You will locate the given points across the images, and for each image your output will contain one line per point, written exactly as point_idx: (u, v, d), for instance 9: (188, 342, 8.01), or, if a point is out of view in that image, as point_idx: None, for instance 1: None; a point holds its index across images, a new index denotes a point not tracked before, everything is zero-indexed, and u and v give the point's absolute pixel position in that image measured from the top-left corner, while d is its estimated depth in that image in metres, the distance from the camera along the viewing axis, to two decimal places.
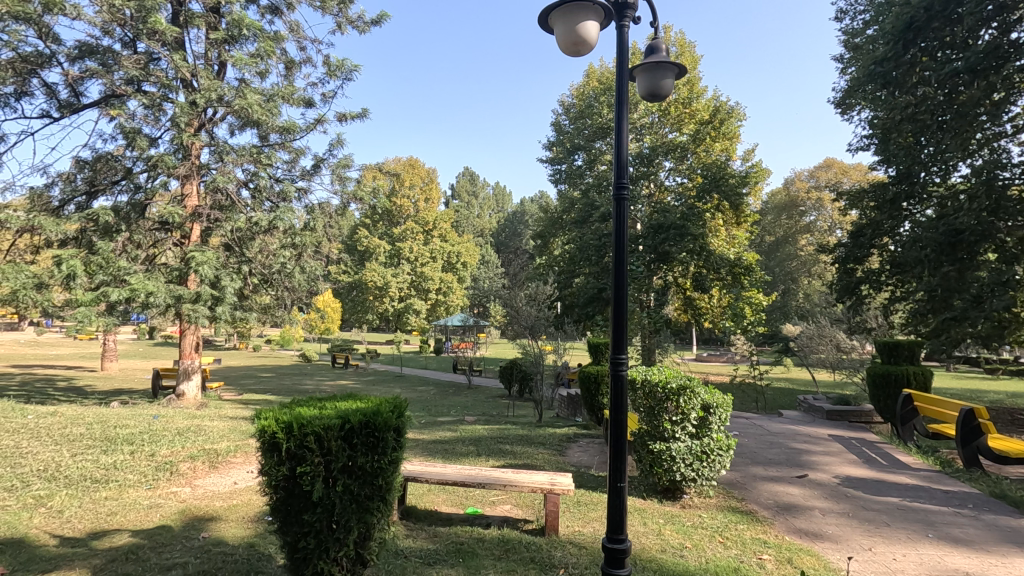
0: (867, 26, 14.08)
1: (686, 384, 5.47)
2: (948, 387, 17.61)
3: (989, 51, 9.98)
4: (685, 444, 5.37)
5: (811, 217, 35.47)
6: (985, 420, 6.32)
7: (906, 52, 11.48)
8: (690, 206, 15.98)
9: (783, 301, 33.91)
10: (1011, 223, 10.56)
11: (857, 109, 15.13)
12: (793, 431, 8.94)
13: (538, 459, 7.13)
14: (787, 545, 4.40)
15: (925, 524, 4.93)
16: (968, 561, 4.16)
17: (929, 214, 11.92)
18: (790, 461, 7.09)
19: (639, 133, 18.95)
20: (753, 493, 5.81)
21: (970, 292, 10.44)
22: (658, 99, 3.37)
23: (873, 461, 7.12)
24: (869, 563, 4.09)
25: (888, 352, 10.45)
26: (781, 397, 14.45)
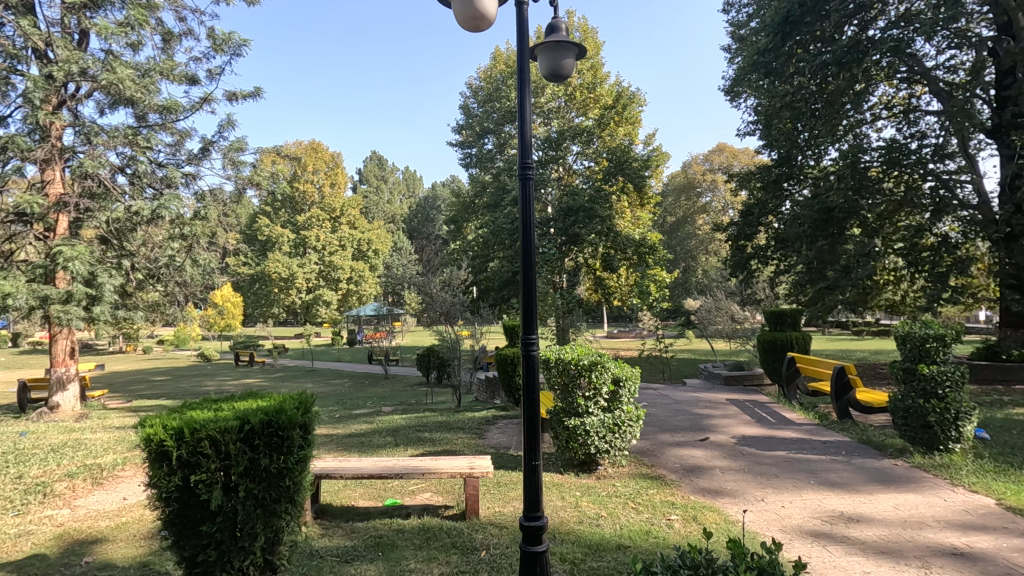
0: (750, 20, 15.11)
1: (597, 360, 5.66)
2: (824, 349, 19.69)
3: (852, 46, 11.06)
4: (597, 417, 5.59)
5: (707, 198, 38.01)
6: (853, 376, 7.12)
7: (784, 44, 12.35)
8: (597, 189, 16.47)
9: (683, 277, 36.24)
10: (872, 201, 11.86)
11: (744, 96, 16.27)
12: (695, 398, 9.58)
13: (457, 444, 7.12)
14: (692, 504, 4.73)
15: (808, 472, 5.48)
16: (843, 502, 4.68)
17: (806, 194, 13.15)
18: (693, 426, 7.60)
19: (546, 117, 19.14)
20: (662, 459, 6.18)
21: (841, 264, 11.67)
22: (559, 79, 3.37)
23: (764, 420, 7.80)
24: (762, 513, 4.49)
25: (774, 320, 11.40)
26: (685, 367, 15.42)
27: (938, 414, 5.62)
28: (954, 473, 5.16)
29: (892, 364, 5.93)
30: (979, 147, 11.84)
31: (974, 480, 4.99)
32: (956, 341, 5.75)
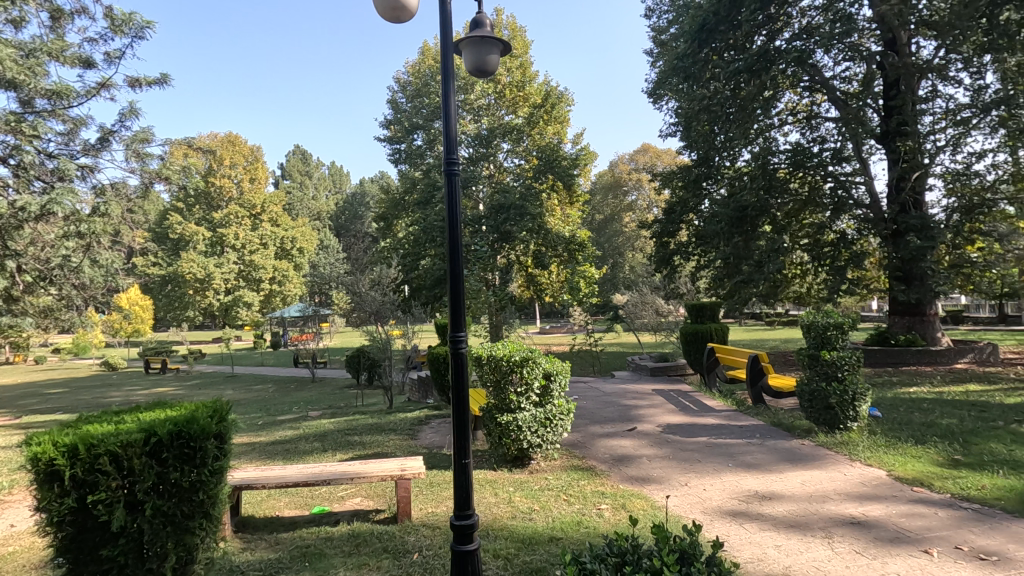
0: (670, 25, 15.76)
1: (529, 355, 5.72)
2: (740, 339, 20.95)
3: (761, 55, 11.80)
4: (530, 412, 5.65)
5: (632, 197, 39.40)
6: (766, 363, 7.62)
7: (701, 50, 12.91)
8: (527, 187, 16.61)
9: (612, 273, 37.37)
10: (780, 200, 12.73)
11: (665, 99, 16.97)
12: (623, 390, 9.91)
13: (389, 446, 6.96)
14: (621, 492, 4.88)
15: (727, 456, 5.81)
16: (758, 482, 4.99)
17: (722, 193, 13.92)
18: (622, 416, 7.86)
19: (476, 114, 19.03)
20: (592, 450, 6.34)
21: (754, 259, 12.46)
22: (484, 75, 3.35)
23: (687, 408, 8.19)
24: (685, 496, 4.71)
25: (696, 313, 11.97)
26: (614, 360, 15.91)
27: (840, 395, 6.11)
28: (853, 450, 5.64)
29: (799, 351, 6.38)
30: (870, 151, 13.01)
31: (869, 455, 5.48)
32: (852, 328, 6.29)
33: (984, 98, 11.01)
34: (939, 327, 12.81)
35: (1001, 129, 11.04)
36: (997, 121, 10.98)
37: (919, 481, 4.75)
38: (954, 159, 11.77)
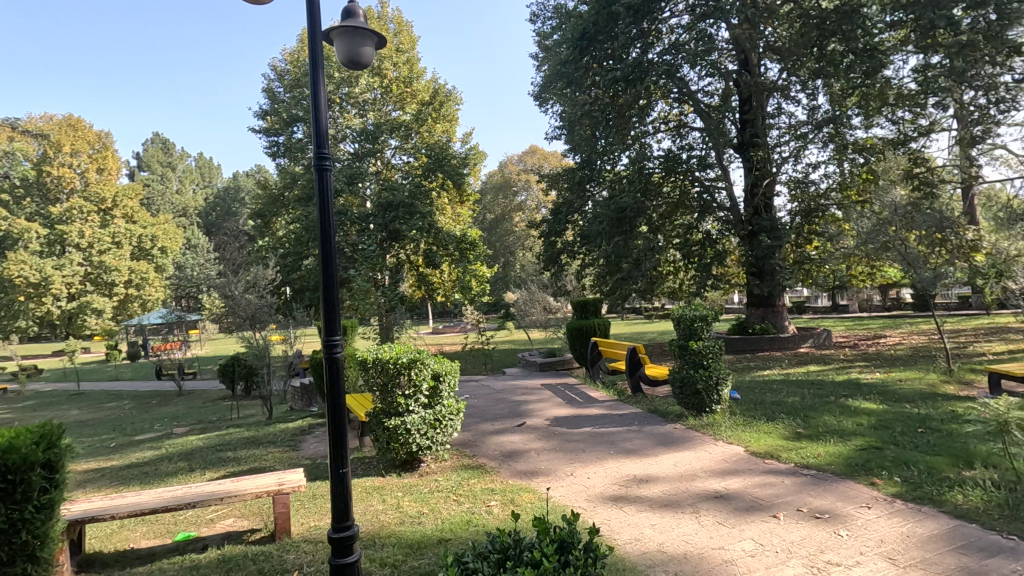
0: (553, 32, 16.30)
1: (417, 356, 5.59)
2: (622, 333, 22.28)
3: (636, 66, 12.59)
4: (418, 415, 5.54)
5: (522, 197, 40.35)
6: (643, 354, 8.15)
7: (582, 58, 13.52)
8: (416, 184, 16.29)
9: (503, 272, 37.97)
10: (655, 203, 13.71)
11: (550, 103, 17.55)
12: (513, 386, 10.10)
13: (267, 459, 6.49)
14: (510, 488, 4.96)
15: (609, 444, 6.13)
16: (636, 466, 5.33)
17: (604, 195, 14.70)
18: (512, 412, 8.00)
19: (362, 109, 18.17)
20: (482, 448, 6.38)
21: (633, 257, 13.38)
22: (359, 67, 3.22)
23: (573, 401, 8.54)
24: (570, 486, 4.89)
25: (581, 309, 12.51)
26: (505, 357, 16.17)
27: (705, 381, 6.71)
28: (717, 430, 6.22)
29: (671, 342, 6.92)
30: (729, 160, 14.42)
31: (730, 434, 6.07)
32: (715, 319, 6.95)
33: (818, 116, 12.65)
34: (786, 316, 14.55)
35: (831, 144, 12.76)
36: (828, 137, 12.68)
37: (770, 454, 5.35)
38: (796, 169, 13.41)
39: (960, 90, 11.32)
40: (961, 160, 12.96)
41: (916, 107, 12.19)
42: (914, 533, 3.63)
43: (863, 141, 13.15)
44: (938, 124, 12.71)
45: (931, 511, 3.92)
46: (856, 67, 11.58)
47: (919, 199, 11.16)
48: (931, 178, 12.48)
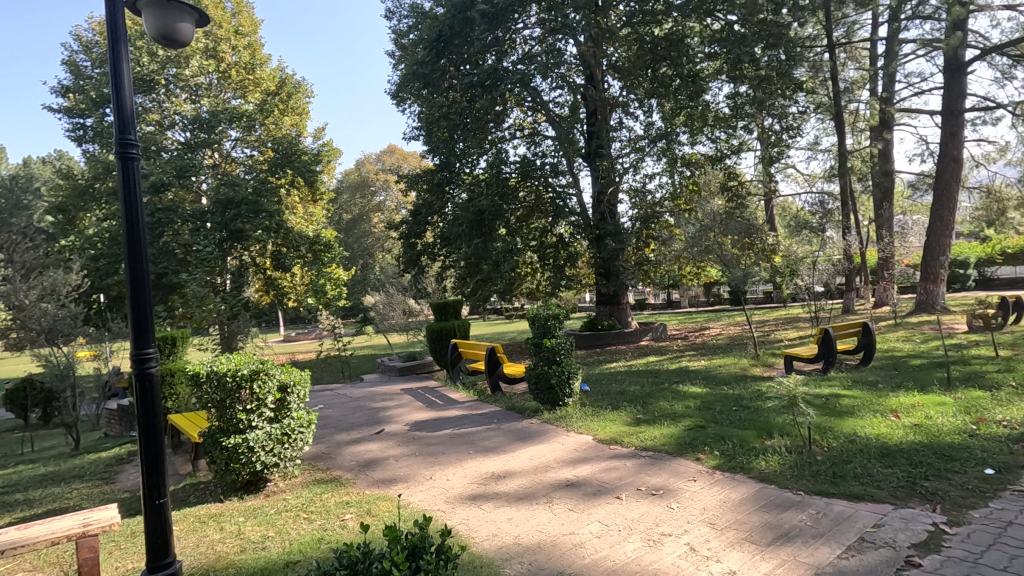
0: (410, 31, 16.08)
1: (260, 368, 5.11)
2: (484, 333, 22.72)
3: (491, 72, 12.87)
4: (263, 431, 5.08)
5: (381, 197, 39.26)
6: (501, 353, 8.37)
7: (439, 59, 13.51)
8: (261, 180, 14.95)
9: (362, 274, 36.60)
10: (512, 207, 14.15)
11: (407, 103, 17.27)
12: (372, 393, 9.74)
13: (71, 498, 5.49)
14: (366, 498, 4.75)
15: (468, 444, 6.18)
16: (494, 464, 5.43)
17: (463, 197, 14.88)
18: (370, 420, 7.71)
19: (194, 94, 16.13)
20: (337, 459, 6.05)
21: (491, 259, 13.71)
22: (176, 45, 2.92)
23: (433, 404, 8.47)
24: (429, 490, 4.83)
25: (440, 311, 12.41)
26: (364, 363, 15.55)
27: (559, 376, 7.06)
28: (569, 422, 6.59)
29: (527, 340, 7.20)
30: (578, 168, 15.41)
31: (581, 424, 6.47)
32: (566, 317, 7.38)
33: (653, 131, 14.04)
34: (630, 313, 15.91)
35: (664, 157, 14.23)
36: (661, 150, 14.12)
37: (614, 440, 5.80)
38: (635, 178, 14.73)
39: (761, 117, 13.32)
40: (763, 177, 15.26)
41: (729, 129, 14.08)
42: (730, 498, 4.17)
43: (689, 156, 14.86)
44: (746, 145, 14.83)
45: (742, 477, 4.54)
46: (682, 91, 13.09)
47: (733, 209, 12.93)
48: (741, 191, 14.50)
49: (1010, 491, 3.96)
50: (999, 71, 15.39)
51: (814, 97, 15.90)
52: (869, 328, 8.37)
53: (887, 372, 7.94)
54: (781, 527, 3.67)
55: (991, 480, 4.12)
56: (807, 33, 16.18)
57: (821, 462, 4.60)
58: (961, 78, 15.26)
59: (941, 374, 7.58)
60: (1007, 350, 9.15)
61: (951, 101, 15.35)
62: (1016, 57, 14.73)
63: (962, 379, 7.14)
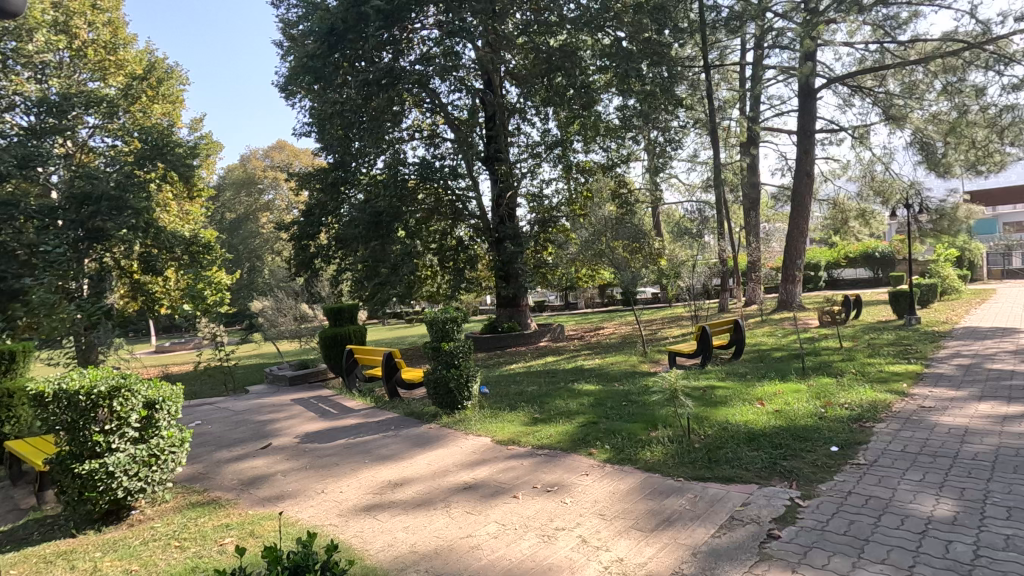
0: (299, 21, 15.27)
1: (121, 384, 4.56)
2: (382, 338, 22.12)
3: (388, 70, 12.59)
4: (125, 453, 4.54)
5: (269, 196, 36.92)
6: (399, 358, 8.19)
7: (331, 54, 12.96)
8: (126, 173, 13.43)
9: (249, 278, 34.16)
10: (410, 209, 13.93)
11: (298, 97, 16.38)
12: (258, 405, 9.09)
13: None
14: (250, 519, 4.41)
15: (364, 453, 5.96)
16: (391, 472, 5.28)
17: (359, 198, 14.40)
18: (255, 435, 7.18)
19: (42, 73, 14.16)
20: (217, 479, 5.56)
21: (390, 262, 13.36)
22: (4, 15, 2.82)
23: (326, 413, 8.07)
24: (320, 505, 4.59)
25: (334, 316, 11.88)
26: (250, 373, 14.48)
27: (457, 379, 7.04)
28: (468, 425, 6.58)
29: (425, 345, 7.09)
30: (478, 171, 15.50)
31: (480, 426, 6.50)
32: (464, 320, 7.37)
33: (549, 138, 14.50)
34: (529, 315, 16.25)
35: (560, 164, 14.77)
36: (557, 157, 14.62)
37: (512, 441, 5.88)
38: (533, 184, 15.13)
39: (648, 129, 14.24)
40: (651, 185, 16.32)
41: (619, 139, 14.89)
42: (619, 489, 4.39)
43: (583, 163, 15.51)
44: (634, 155, 15.75)
45: (630, 469, 4.80)
46: (575, 100, 13.62)
47: (623, 215, 13.71)
48: (630, 198, 15.39)
49: (849, 464, 4.54)
50: (841, 99, 17.71)
51: (694, 113, 17.30)
52: (739, 325, 9.24)
53: (754, 364, 8.82)
54: (664, 512, 3.93)
55: (835, 456, 4.70)
56: (686, 54, 17.58)
57: (698, 450, 4.99)
58: (812, 103, 17.35)
59: (797, 364, 8.55)
60: (848, 342, 10.53)
61: (804, 123, 17.41)
62: (854, 88, 17.05)
63: (814, 368, 8.10)
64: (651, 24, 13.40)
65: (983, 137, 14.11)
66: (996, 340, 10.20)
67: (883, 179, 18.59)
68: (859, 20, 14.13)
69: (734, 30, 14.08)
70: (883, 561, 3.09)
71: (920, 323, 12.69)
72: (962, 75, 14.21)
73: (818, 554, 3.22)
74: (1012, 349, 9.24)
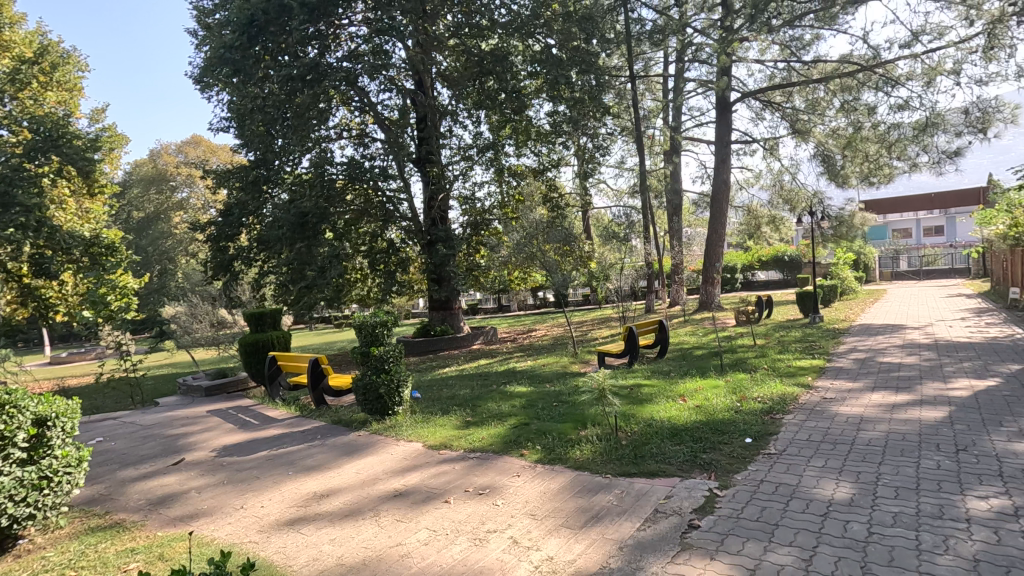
0: (215, 10, 14.45)
1: (6, 399, 4.14)
2: (309, 344, 21.28)
3: (313, 66, 12.16)
4: (13, 475, 4.06)
5: (183, 194, 34.55)
6: (326, 365, 7.89)
7: (251, 46, 12.36)
8: (14, 166, 12.14)
9: (160, 282, 31.87)
10: (339, 210, 13.49)
11: (215, 90, 15.47)
12: (169, 418, 8.46)
13: None
14: (159, 541, 4.10)
15: (288, 465, 5.70)
16: (317, 483, 5.08)
17: (283, 198, 13.77)
18: (165, 450, 6.68)
19: None
20: (121, 500, 5.12)
21: (316, 265, 12.88)
22: None
23: (246, 424, 7.64)
24: (239, 522, 4.34)
25: (256, 321, 11.27)
26: (160, 385, 13.46)
27: (387, 385, 6.88)
28: (398, 431, 6.45)
29: (353, 350, 6.85)
30: (409, 173, 15.26)
31: (411, 432, 6.38)
32: (395, 324, 7.18)
33: (481, 141, 14.52)
34: (462, 318, 16.16)
35: (492, 167, 14.83)
36: (489, 160, 14.68)
37: (444, 445, 5.82)
38: (465, 186, 15.09)
39: (577, 136, 14.62)
40: (580, 190, 16.74)
41: (550, 144, 15.15)
42: (549, 488, 4.46)
43: (515, 167, 15.65)
44: (564, 160, 16.10)
45: (560, 468, 4.88)
46: (507, 105, 13.72)
47: (554, 219, 13.96)
48: (561, 202, 15.71)
49: (761, 454, 4.85)
50: (753, 112, 18.95)
51: (621, 121, 17.92)
52: (663, 325, 9.64)
53: (677, 362, 9.24)
54: (592, 509, 4.03)
55: (749, 447, 5.01)
56: (613, 63, 18.17)
57: (625, 446, 5.15)
58: (728, 115, 18.46)
59: (716, 362, 9.05)
60: (761, 339, 11.27)
61: (722, 134, 18.48)
62: (765, 102, 18.28)
63: (730, 365, 8.60)
64: (580, 33, 13.75)
65: (875, 152, 15.57)
66: (886, 336, 11.28)
67: (790, 188, 20.06)
68: (769, 39, 15.17)
69: (657, 43, 14.73)
70: (791, 543, 3.33)
71: (823, 322, 13.79)
72: (857, 94, 15.60)
73: (734, 540, 3.40)
74: (899, 344, 10.25)
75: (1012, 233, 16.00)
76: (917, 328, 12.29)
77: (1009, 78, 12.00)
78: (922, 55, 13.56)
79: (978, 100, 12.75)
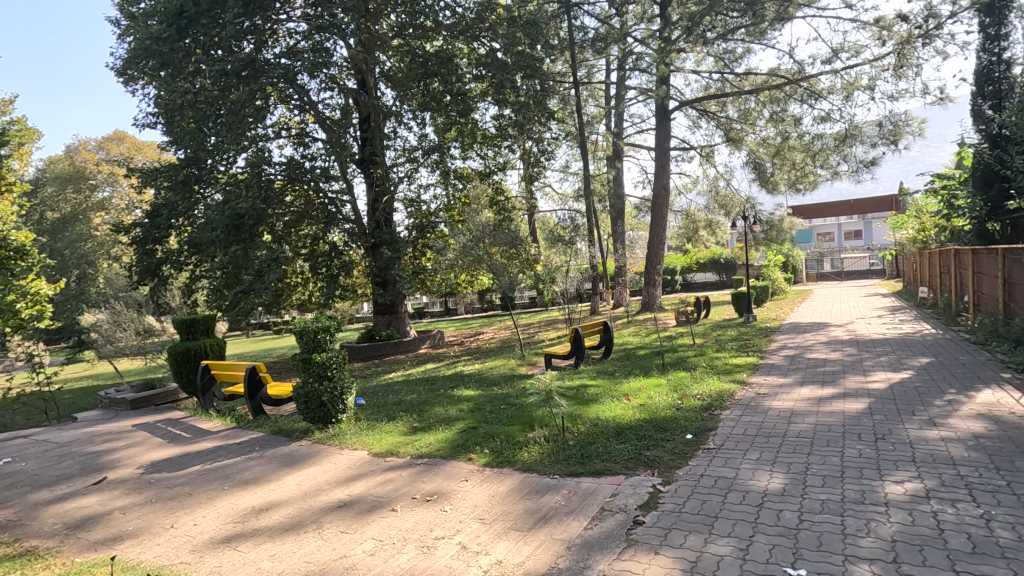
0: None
1: None
2: (247, 351, 20.44)
3: (249, 62, 11.69)
4: None
5: (104, 193, 32.42)
6: (264, 373, 7.57)
7: (181, 38, 11.74)
8: None
9: (77, 288, 29.56)
10: (277, 211, 12.99)
11: (140, 83, 14.60)
12: (89, 434, 7.87)
13: None
14: (78, 568, 3.78)
15: (223, 478, 5.42)
16: (254, 496, 4.86)
17: (217, 198, 13.12)
18: (84, 468, 6.20)
19: None
20: (33, 525, 4.70)
21: (253, 269, 12.35)
22: None
23: (177, 438, 7.21)
24: (169, 542, 4.09)
25: (186, 327, 10.65)
26: (79, 399, 12.48)
27: (330, 392, 6.68)
28: (342, 439, 6.26)
29: (294, 357, 6.59)
30: (352, 174, 14.89)
31: (355, 439, 6.22)
32: (338, 329, 6.96)
33: (427, 143, 14.39)
34: (408, 321, 15.93)
35: (437, 169, 14.72)
36: (435, 162, 14.56)
37: (389, 452, 5.70)
38: (410, 189, 14.90)
39: (523, 138, 14.75)
40: (526, 193, 16.87)
41: (495, 147, 15.20)
42: (497, 492, 4.44)
43: (461, 170, 15.58)
44: (510, 164, 16.18)
45: (508, 471, 4.89)
46: (452, 106, 13.60)
47: (500, 221, 13.99)
48: (507, 205, 15.80)
49: (701, 449, 5.05)
50: (691, 120, 19.75)
51: (565, 126, 18.22)
52: (608, 326, 9.86)
53: (622, 363, 9.48)
54: (540, 510, 4.05)
55: (689, 443, 5.19)
56: (557, 69, 18.49)
57: (572, 446, 5.22)
58: (667, 123, 19.13)
59: (658, 361, 9.33)
60: (699, 339, 11.71)
61: (661, 141, 19.12)
62: (701, 111, 19.06)
63: (671, 364, 8.89)
64: (525, 38, 13.77)
65: (801, 160, 16.55)
66: (813, 333, 11.99)
67: (725, 194, 20.98)
68: (703, 51, 15.87)
69: (600, 50, 14.99)
70: (729, 534, 3.46)
71: (756, 321, 14.49)
72: (784, 105, 16.54)
73: (676, 534, 3.51)
74: (825, 341, 10.92)
75: (920, 237, 17.40)
76: (840, 325, 13.13)
77: (916, 95, 13.06)
78: (841, 71, 14.52)
79: (890, 114, 13.79)
